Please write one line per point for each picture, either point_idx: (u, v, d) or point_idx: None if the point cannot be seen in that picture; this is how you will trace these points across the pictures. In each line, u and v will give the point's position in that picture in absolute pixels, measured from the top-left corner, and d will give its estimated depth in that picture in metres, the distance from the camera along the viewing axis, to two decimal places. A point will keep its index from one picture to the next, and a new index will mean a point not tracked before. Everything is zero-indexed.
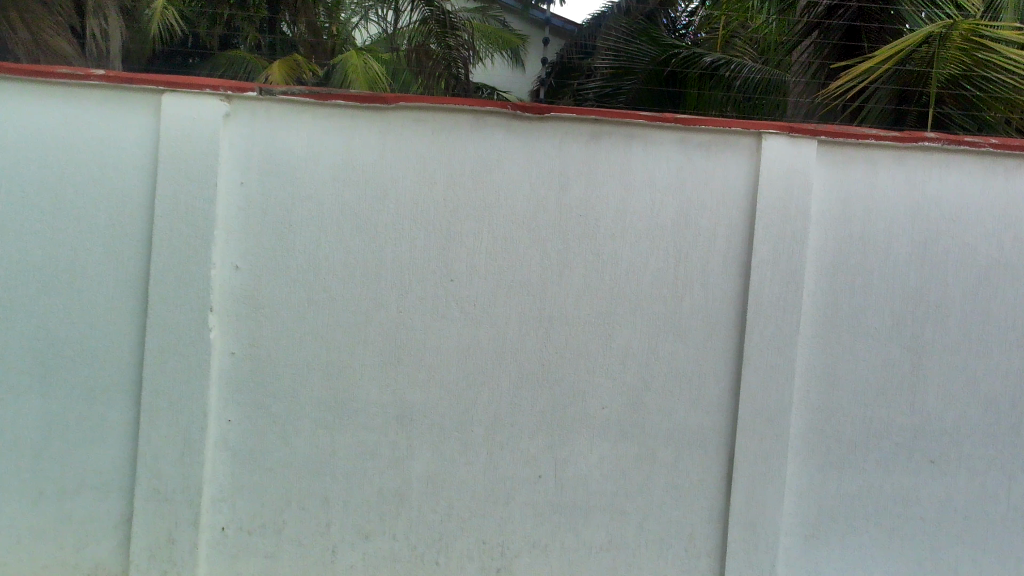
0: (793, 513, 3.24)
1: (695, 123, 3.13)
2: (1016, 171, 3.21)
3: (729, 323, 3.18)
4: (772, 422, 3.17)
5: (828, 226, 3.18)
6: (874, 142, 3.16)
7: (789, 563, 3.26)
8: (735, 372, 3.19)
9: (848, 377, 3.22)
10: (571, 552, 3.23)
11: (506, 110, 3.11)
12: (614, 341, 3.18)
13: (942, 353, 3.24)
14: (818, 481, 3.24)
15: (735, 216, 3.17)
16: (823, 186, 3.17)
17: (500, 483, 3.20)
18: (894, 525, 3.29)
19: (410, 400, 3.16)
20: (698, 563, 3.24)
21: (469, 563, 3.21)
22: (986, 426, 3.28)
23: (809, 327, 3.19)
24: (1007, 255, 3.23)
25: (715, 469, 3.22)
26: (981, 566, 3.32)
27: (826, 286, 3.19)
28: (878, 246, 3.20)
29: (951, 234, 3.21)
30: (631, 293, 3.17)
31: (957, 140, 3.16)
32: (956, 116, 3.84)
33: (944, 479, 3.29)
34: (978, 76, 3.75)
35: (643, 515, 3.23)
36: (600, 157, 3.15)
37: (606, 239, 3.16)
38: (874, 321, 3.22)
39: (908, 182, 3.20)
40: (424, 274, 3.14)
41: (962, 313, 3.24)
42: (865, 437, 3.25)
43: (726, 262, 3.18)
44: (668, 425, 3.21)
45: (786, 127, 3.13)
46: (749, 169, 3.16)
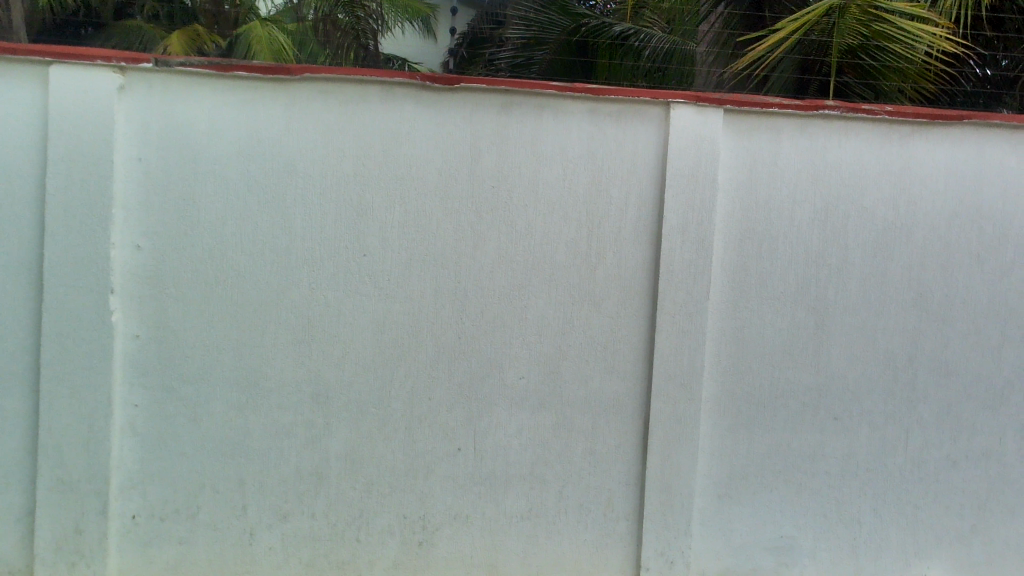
0: (707, 473, 3.34)
1: (605, 93, 3.16)
2: (910, 137, 3.34)
3: (642, 291, 3.24)
4: (685, 385, 3.25)
5: (736, 193, 3.26)
6: (778, 111, 3.25)
7: (704, 521, 3.36)
8: (648, 338, 3.25)
9: (756, 339, 3.32)
10: (492, 522, 3.25)
11: (415, 81, 3.07)
12: (530, 310, 3.19)
13: (844, 313, 3.37)
14: (729, 441, 3.34)
15: (645, 185, 3.22)
16: (729, 154, 3.24)
17: (419, 457, 3.19)
18: (802, 481, 3.41)
19: (326, 377, 3.11)
20: (617, 526, 3.31)
21: (391, 537, 3.21)
22: (886, 383, 3.41)
23: (718, 293, 3.28)
24: (903, 218, 3.36)
25: (631, 434, 3.28)
26: (881, 515, 3.47)
27: (734, 252, 3.28)
28: (782, 212, 3.30)
29: (851, 199, 3.33)
30: (546, 264, 3.19)
31: (855, 108, 3.28)
32: (855, 86, 3.99)
33: (848, 435, 3.41)
34: (872, 48, 3.93)
35: (561, 483, 3.27)
36: (512, 127, 3.14)
37: (519, 210, 3.16)
38: (781, 285, 3.32)
39: (809, 149, 3.29)
40: (336, 249, 3.08)
41: (861, 275, 3.36)
42: (773, 398, 3.35)
43: (638, 230, 3.22)
44: (584, 392, 3.25)
45: (692, 97, 3.19)
46: (659, 137, 3.21)
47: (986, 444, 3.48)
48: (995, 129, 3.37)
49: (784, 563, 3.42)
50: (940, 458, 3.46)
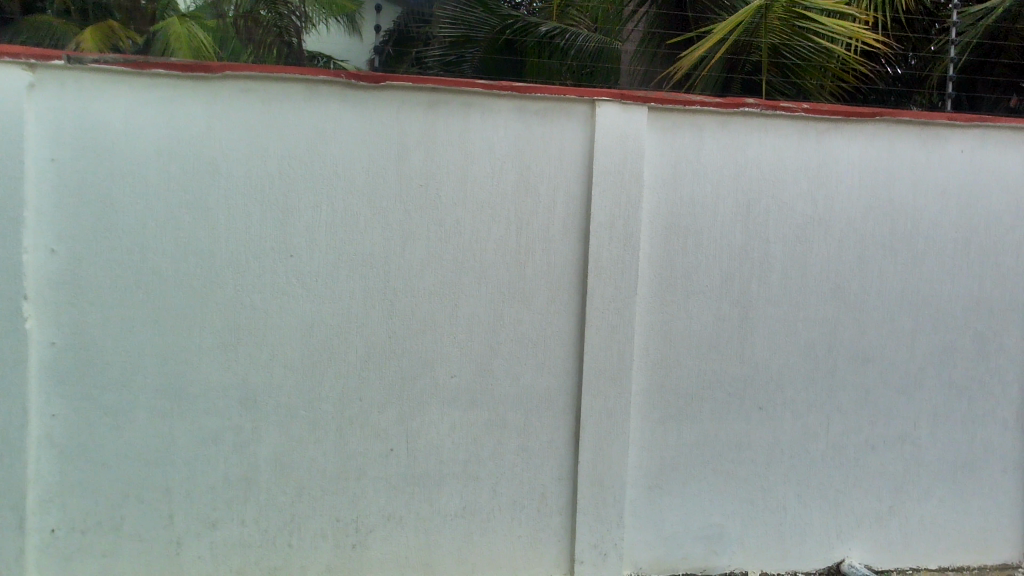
0: (637, 465, 3.39)
1: (532, 91, 3.18)
2: (827, 134, 3.46)
3: (571, 287, 3.27)
4: (614, 379, 3.30)
5: (661, 189, 3.33)
6: (699, 108, 3.33)
7: (636, 513, 3.40)
8: (578, 334, 3.29)
9: (683, 332, 3.39)
10: (426, 522, 3.24)
11: (340, 79, 3.03)
12: (460, 309, 3.19)
13: (767, 305, 3.46)
14: (659, 432, 3.40)
15: (572, 182, 3.25)
16: (654, 151, 3.31)
17: (351, 459, 3.15)
18: (729, 470, 3.48)
19: (254, 381, 3.06)
20: (550, 521, 3.33)
21: (324, 541, 3.16)
22: (807, 372, 3.51)
23: (645, 288, 3.33)
24: (820, 212, 3.48)
25: (563, 429, 3.31)
26: (806, 501, 3.56)
27: (660, 248, 3.34)
28: (705, 208, 3.37)
29: (771, 194, 3.43)
30: (476, 261, 3.19)
31: (774, 106, 3.38)
32: (777, 82, 4.11)
33: (773, 424, 3.50)
34: (795, 44, 4.02)
35: (495, 480, 3.28)
36: (439, 126, 3.13)
37: (448, 209, 3.16)
38: (706, 279, 3.40)
39: (731, 145, 3.38)
40: (261, 251, 3.03)
41: (782, 268, 3.46)
42: (700, 389, 3.43)
43: (567, 227, 3.26)
44: (515, 389, 3.26)
45: (617, 95, 3.24)
46: (585, 135, 3.25)
47: (901, 428, 3.61)
48: (904, 125, 3.52)
49: (714, 551, 3.49)
50: (859, 442, 3.58)
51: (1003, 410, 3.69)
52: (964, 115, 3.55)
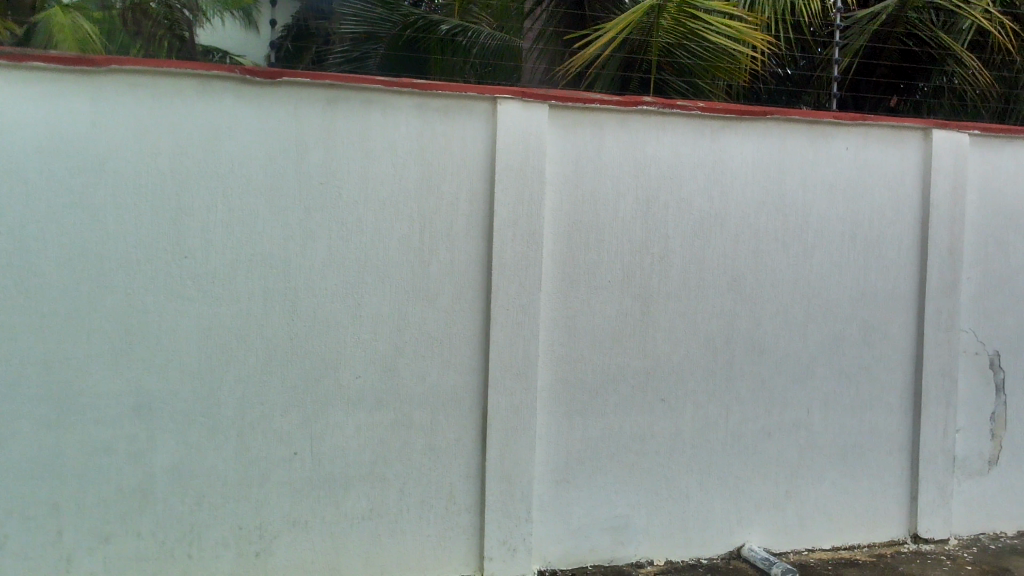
0: (544, 460, 3.41)
1: (433, 88, 3.17)
2: (720, 132, 3.57)
3: (475, 284, 3.27)
4: (520, 375, 3.32)
5: (563, 186, 3.37)
6: (599, 107, 3.39)
7: (543, 508, 3.43)
8: (483, 331, 3.29)
9: (586, 327, 3.44)
10: (332, 526, 3.17)
11: (234, 74, 2.96)
12: (364, 309, 3.15)
13: (667, 299, 3.54)
14: (565, 427, 3.44)
15: (475, 179, 3.25)
16: (556, 149, 3.35)
17: (253, 464, 3.07)
18: (634, 461, 3.54)
19: (148, 387, 2.94)
20: (459, 519, 3.33)
21: (226, 551, 3.06)
22: (706, 363, 3.62)
23: (549, 284, 3.37)
24: (716, 208, 3.58)
25: (470, 426, 3.31)
26: (707, 489, 3.67)
27: (563, 244, 3.38)
28: (606, 205, 3.43)
29: (669, 190, 3.51)
30: (379, 260, 3.16)
31: (670, 104, 3.47)
32: (674, 82, 4.24)
33: (675, 414, 3.59)
34: (691, 44, 4.10)
35: (402, 480, 3.25)
36: (339, 123, 3.09)
37: (350, 207, 3.11)
38: (608, 274, 3.45)
39: (630, 143, 3.45)
40: (154, 252, 2.92)
41: (681, 263, 3.55)
42: (604, 383, 3.48)
43: (470, 224, 3.26)
44: (421, 389, 3.24)
45: (518, 93, 3.27)
46: (487, 132, 3.26)
47: (795, 415, 3.76)
48: (792, 124, 3.67)
49: (621, 542, 3.54)
50: (756, 430, 3.71)
51: (888, 394, 3.90)
52: (846, 115, 3.74)
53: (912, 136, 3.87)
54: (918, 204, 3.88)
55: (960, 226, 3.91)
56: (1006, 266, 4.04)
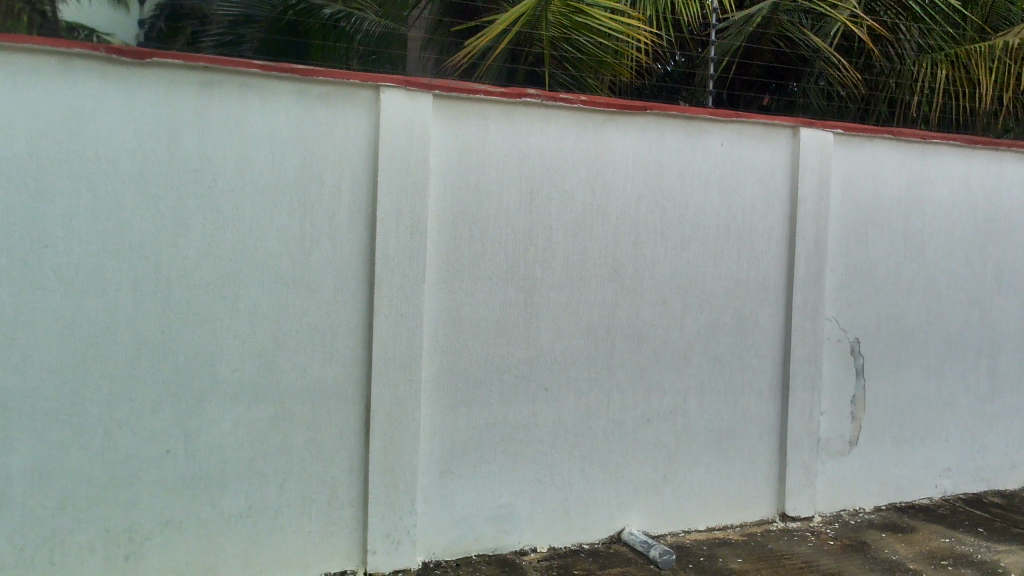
0: (429, 451, 3.40)
1: (313, 74, 3.10)
2: (602, 126, 3.65)
3: (358, 275, 3.22)
4: (404, 367, 3.29)
5: (447, 176, 3.36)
6: (483, 98, 3.40)
7: (428, 499, 3.42)
8: (366, 323, 3.25)
9: (471, 318, 3.44)
10: (208, 525, 3.06)
11: (98, 53, 2.81)
12: (241, 300, 3.05)
13: (550, 290, 3.59)
14: (449, 418, 3.43)
15: (358, 168, 3.20)
16: (440, 139, 3.34)
17: (122, 463, 2.93)
18: (518, 450, 3.58)
19: (4, 384, 2.76)
20: (342, 513, 3.27)
21: (92, 555, 2.91)
22: (588, 352, 3.69)
23: (433, 274, 3.35)
24: (597, 200, 3.65)
25: (353, 419, 3.26)
26: (589, 476, 3.74)
27: (447, 235, 3.37)
28: (490, 196, 3.45)
29: (553, 182, 3.56)
30: (258, 250, 3.06)
31: (554, 97, 3.51)
32: (560, 76, 4.32)
33: (558, 403, 3.64)
34: (576, 39, 4.16)
35: (283, 476, 3.16)
36: (214, 107, 2.97)
37: (226, 195, 3.00)
38: (492, 264, 3.47)
39: (514, 135, 3.47)
40: (9, 240, 2.74)
41: (563, 254, 3.60)
42: (488, 373, 3.49)
43: (352, 213, 3.20)
44: (302, 382, 3.17)
45: (401, 81, 3.23)
46: (370, 121, 3.21)
47: (672, 401, 3.89)
48: (670, 119, 3.79)
49: (504, 531, 3.58)
50: (635, 416, 3.81)
51: (758, 380, 4.08)
52: (720, 111, 3.88)
53: (781, 134, 4.06)
54: (786, 198, 4.08)
55: (824, 220, 4.13)
56: (865, 258, 4.30)
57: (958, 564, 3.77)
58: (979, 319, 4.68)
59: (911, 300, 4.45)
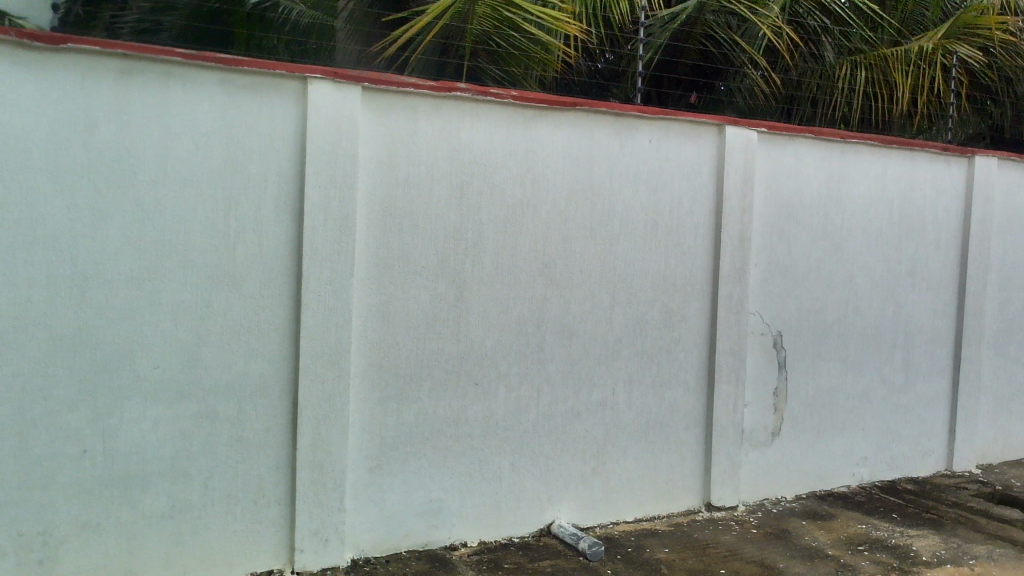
0: (358, 448, 3.37)
1: (238, 64, 3.03)
2: (533, 121, 3.66)
3: (285, 269, 3.17)
4: (332, 362, 3.25)
5: (376, 170, 3.33)
6: (413, 91, 3.37)
7: (357, 496, 3.39)
8: (293, 318, 3.20)
9: (401, 313, 3.42)
10: (128, 526, 2.97)
11: (9, 37, 2.68)
12: (163, 295, 2.96)
13: (481, 284, 3.59)
14: (379, 414, 3.40)
15: (284, 161, 3.14)
16: (369, 132, 3.30)
17: (36, 464, 2.82)
18: (449, 446, 3.57)
19: None
20: (268, 512, 3.22)
21: (4, 560, 2.79)
22: (519, 347, 3.70)
23: (362, 269, 3.32)
24: (527, 195, 3.66)
25: (280, 416, 3.21)
26: (519, 469, 3.76)
27: (377, 229, 3.34)
28: (420, 190, 3.42)
29: (483, 177, 3.56)
30: (181, 243, 2.98)
31: (484, 91, 3.51)
32: (490, 69, 4.32)
33: (488, 397, 3.64)
34: (506, 32, 4.13)
35: (207, 475, 3.09)
36: (134, 96, 2.88)
37: (147, 186, 2.91)
38: (422, 259, 3.45)
39: (444, 129, 3.46)
40: None
41: (494, 249, 3.60)
42: (418, 369, 3.47)
43: (279, 206, 3.15)
44: (227, 379, 3.10)
45: (329, 73, 3.18)
46: (297, 113, 3.15)
47: (601, 394, 3.94)
48: (600, 116, 3.82)
49: (435, 526, 3.57)
50: (565, 410, 3.84)
51: (684, 373, 4.16)
52: (648, 109, 3.94)
53: (708, 131, 4.14)
54: (712, 195, 4.16)
55: (748, 216, 4.23)
56: (787, 254, 4.42)
57: (874, 548, 3.91)
58: (894, 313, 4.86)
59: (831, 295, 4.60)
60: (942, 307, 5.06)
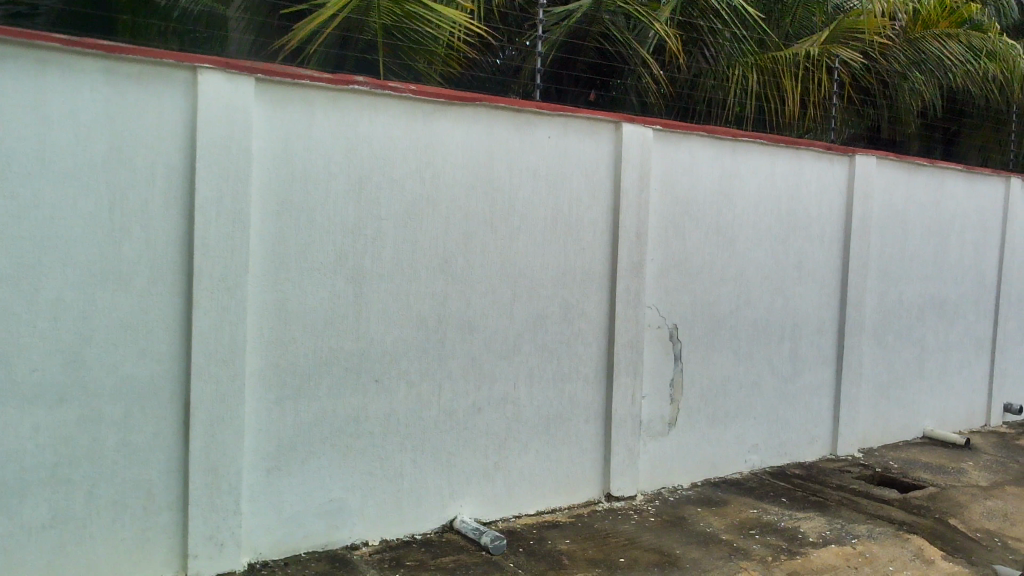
0: (254, 449, 3.28)
1: (123, 52, 2.90)
2: (432, 116, 3.64)
3: (174, 265, 3.05)
4: (226, 362, 3.15)
5: (271, 164, 3.24)
6: (309, 83, 3.31)
7: (253, 498, 3.30)
8: (183, 316, 3.08)
9: (298, 310, 3.35)
10: (6, 539, 2.81)
11: None
12: (42, 294, 2.81)
13: (380, 280, 3.55)
14: (276, 414, 3.32)
15: (174, 154, 3.03)
16: (263, 125, 3.22)
17: None
18: (349, 444, 3.52)
19: None
20: (159, 518, 3.10)
21: None
22: (419, 343, 3.68)
23: (257, 265, 3.23)
24: (427, 190, 3.64)
25: (170, 419, 3.09)
26: (421, 466, 3.73)
27: (272, 225, 3.26)
28: (318, 185, 3.36)
29: (382, 172, 3.51)
30: (61, 239, 2.83)
31: (382, 85, 3.47)
32: (389, 64, 4.25)
33: (389, 394, 3.61)
34: (406, 27, 4.10)
35: (92, 482, 2.95)
36: (8, 83, 2.72)
37: (23, 179, 2.76)
38: (320, 255, 3.38)
39: (341, 122, 3.40)
40: None
41: (393, 244, 3.57)
42: (316, 367, 3.41)
43: (169, 201, 3.03)
44: (113, 380, 2.96)
45: (220, 63, 3.08)
46: (187, 104, 3.04)
47: (503, 389, 3.95)
48: (499, 112, 3.84)
49: (335, 526, 3.51)
50: (467, 405, 3.85)
51: (583, 366, 4.22)
52: (547, 105, 3.98)
53: (604, 129, 4.21)
54: (609, 191, 4.24)
55: (644, 212, 4.32)
56: (682, 248, 4.54)
57: (765, 532, 4.07)
58: (782, 305, 5.06)
59: (723, 288, 4.75)
60: (826, 299, 5.30)
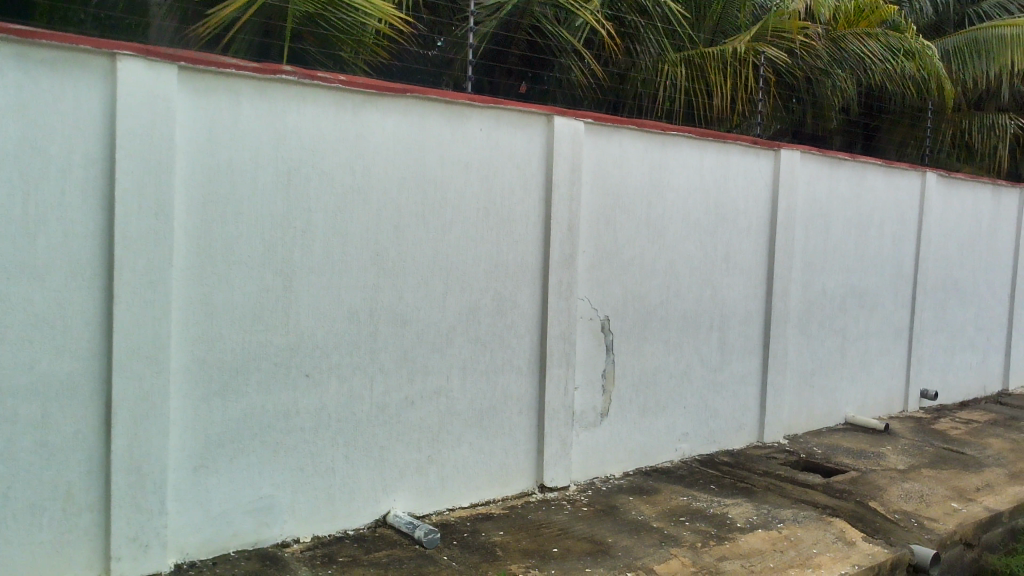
0: (179, 447, 3.20)
1: (36, 37, 2.78)
2: (362, 106, 3.59)
3: (93, 259, 2.95)
4: (149, 359, 3.06)
5: (195, 155, 3.16)
6: (234, 72, 3.23)
7: (179, 497, 3.22)
8: (104, 312, 2.98)
9: (225, 305, 3.27)
10: None
11: None
12: None
13: (310, 274, 3.49)
14: (202, 411, 3.25)
15: (92, 143, 2.92)
16: (186, 115, 3.13)
17: None
18: (278, 441, 3.46)
19: None
20: (79, 520, 3.00)
21: None
22: (351, 338, 3.64)
23: (181, 259, 3.14)
24: (357, 182, 3.60)
25: (91, 418, 2.99)
26: (353, 461, 3.70)
27: (197, 217, 3.17)
28: (244, 176, 3.29)
29: (311, 163, 3.46)
30: None
31: (310, 75, 3.41)
32: (315, 53, 4.17)
33: (319, 389, 3.56)
34: (331, 15, 4.02)
35: (6, 484, 2.84)
36: None
37: None
38: (247, 248, 3.31)
39: (269, 112, 3.33)
40: None
41: (323, 237, 3.51)
42: (244, 362, 3.34)
43: (87, 192, 2.92)
44: (28, 379, 2.85)
45: (141, 50, 2.98)
46: (105, 92, 2.94)
47: (436, 382, 3.94)
48: (430, 103, 3.81)
49: (265, 523, 3.45)
50: (400, 399, 3.82)
51: (516, 359, 4.23)
52: (478, 98, 3.96)
53: (536, 121, 4.22)
54: (541, 184, 4.25)
55: (576, 204, 4.35)
56: (612, 241, 4.59)
57: (694, 519, 4.15)
58: (710, 296, 5.16)
59: (653, 280, 4.82)
60: (752, 290, 5.43)
